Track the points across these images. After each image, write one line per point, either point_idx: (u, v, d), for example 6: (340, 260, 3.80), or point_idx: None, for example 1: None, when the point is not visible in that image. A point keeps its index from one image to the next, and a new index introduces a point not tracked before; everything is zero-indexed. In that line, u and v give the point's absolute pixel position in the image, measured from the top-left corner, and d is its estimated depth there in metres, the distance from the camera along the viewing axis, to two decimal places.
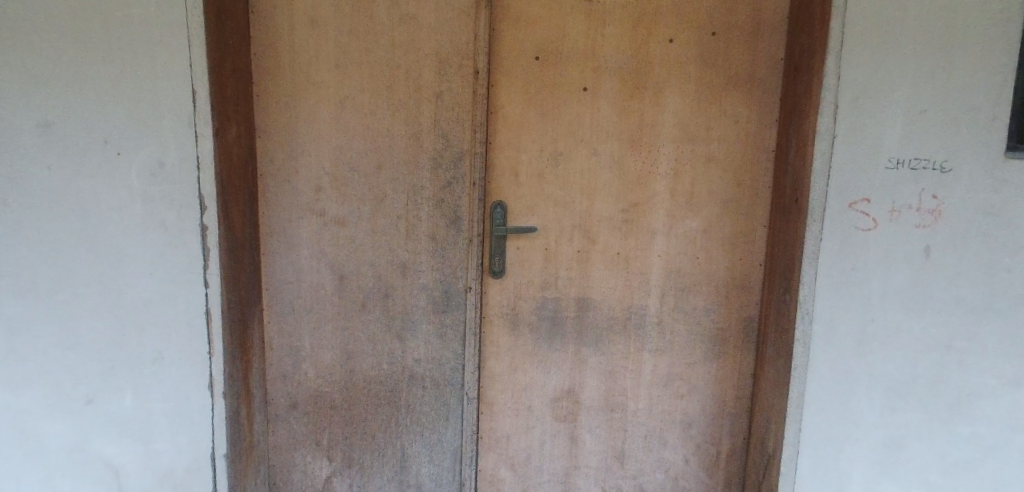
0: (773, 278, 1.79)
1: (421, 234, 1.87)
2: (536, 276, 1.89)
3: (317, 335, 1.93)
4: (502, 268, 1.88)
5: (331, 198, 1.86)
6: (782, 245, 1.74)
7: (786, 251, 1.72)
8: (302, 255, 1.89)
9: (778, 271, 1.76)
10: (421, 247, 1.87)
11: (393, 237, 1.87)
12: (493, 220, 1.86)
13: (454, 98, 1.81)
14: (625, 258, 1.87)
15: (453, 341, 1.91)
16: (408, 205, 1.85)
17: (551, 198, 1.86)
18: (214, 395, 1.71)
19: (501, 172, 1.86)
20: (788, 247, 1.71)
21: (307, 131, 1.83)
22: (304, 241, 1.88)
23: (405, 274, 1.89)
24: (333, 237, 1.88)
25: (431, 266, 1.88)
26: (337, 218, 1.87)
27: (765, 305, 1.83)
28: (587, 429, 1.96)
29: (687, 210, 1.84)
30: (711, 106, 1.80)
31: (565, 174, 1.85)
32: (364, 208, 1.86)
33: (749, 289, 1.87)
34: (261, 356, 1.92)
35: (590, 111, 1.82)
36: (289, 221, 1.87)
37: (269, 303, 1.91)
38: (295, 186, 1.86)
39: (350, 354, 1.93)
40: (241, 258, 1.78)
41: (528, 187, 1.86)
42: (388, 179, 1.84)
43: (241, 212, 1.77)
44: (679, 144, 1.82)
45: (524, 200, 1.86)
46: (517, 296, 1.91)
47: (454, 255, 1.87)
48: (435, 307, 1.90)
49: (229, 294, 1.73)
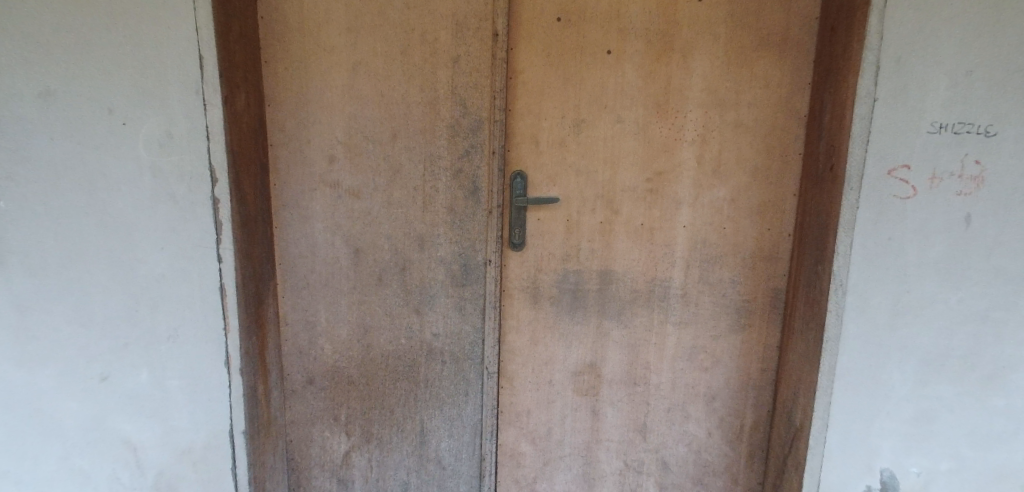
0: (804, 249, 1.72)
1: (437, 206, 1.80)
2: (557, 249, 1.83)
3: (333, 311, 1.89)
4: (522, 239, 1.82)
5: (344, 169, 1.80)
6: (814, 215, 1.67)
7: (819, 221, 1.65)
8: (315, 228, 1.84)
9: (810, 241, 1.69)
10: (439, 219, 1.81)
11: (409, 209, 1.81)
12: (513, 190, 1.79)
13: (472, 63, 1.73)
14: (649, 229, 1.81)
15: (472, 315, 1.87)
16: (425, 176, 1.79)
17: (571, 167, 1.79)
18: (231, 371, 1.68)
19: (522, 141, 1.79)
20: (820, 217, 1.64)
21: (317, 99, 1.76)
22: (318, 213, 1.83)
23: (422, 247, 1.83)
24: (347, 209, 1.82)
25: (449, 238, 1.82)
26: (351, 190, 1.80)
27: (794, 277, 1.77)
28: (608, 403, 1.92)
29: (714, 178, 1.78)
30: (741, 70, 1.72)
31: (589, 142, 1.77)
32: (379, 179, 1.79)
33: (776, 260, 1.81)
34: (275, 332, 1.88)
35: (615, 75, 1.74)
36: (302, 193, 1.82)
37: (283, 277, 1.87)
38: (306, 157, 1.79)
39: (367, 328, 1.89)
40: (254, 232, 1.73)
41: (548, 156, 1.79)
42: (401, 148, 1.77)
43: (252, 184, 1.71)
44: (708, 109, 1.74)
45: (546, 169, 1.79)
46: (537, 269, 1.85)
47: (473, 227, 1.81)
48: (453, 281, 1.85)
49: (244, 268, 1.69)
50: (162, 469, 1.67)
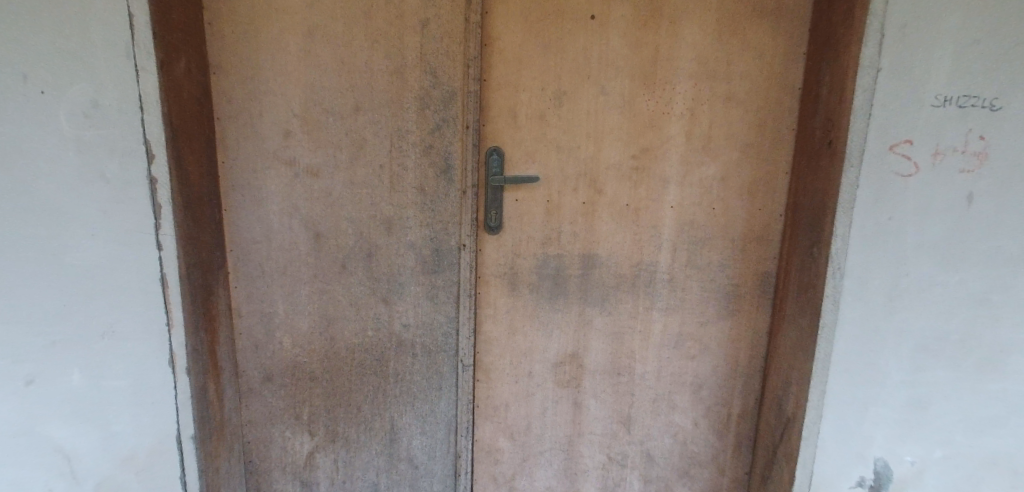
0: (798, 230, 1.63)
1: (406, 186, 1.65)
2: (536, 232, 1.70)
3: (293, 301, 1.73)
4: (499, 222, 1.68)
5: (302, 145, 1.62)
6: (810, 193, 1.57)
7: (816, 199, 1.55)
8: (270, 210, 1.67)
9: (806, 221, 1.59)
10: (408, 201, 1.65)
11: (375, 189, 1.65)
12: (489, 168, 1.65)
13: (443, 27, 1.57)
14: (634, 209, 1.70)
15: (445, 304, 1.72)
16: (391, 152, 1.63)
17: (552, 143, 1.65)
18: (175, 371, 1.53)
19: (498, 114, 1.64)
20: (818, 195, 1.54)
21: (270, 66, 1.58)
22: (273, 194, 1.66)
23: (390, 231, 1.68)
24: (305, 189, 1.65)
25: (419, 221, 1.67)
26: (310, 168, 1.64)
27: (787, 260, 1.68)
28: (591, 395, 1.82)
29: (703, 155, 1.67)
30: (733, 38, 1.60)
31: (571, 115, 1.64)
32: (341, 156, 1.63)
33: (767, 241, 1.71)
34: (228, 325, 1.71)
35: (599, 42, 1.60)
36: (255, 171, 1.64)
37: (236, 265, 1.70)
38: (258, 132, 1.62)
39: (330, 319, 1.74)
40: (201, 216, 1.56)
41: (527, 131, 1.65)
42: (365, 122, 1.61)
43: (197, 162, 1.54)
44: (698, 81, 1.62)
45: (525, 145, 1.65)
46: (515, 253, 1.72)
47: (446, 209, 1.66)
48: (425, 268, 1.70)
49: (189, 256, 1.53)
50: (104, 478, 1.49)
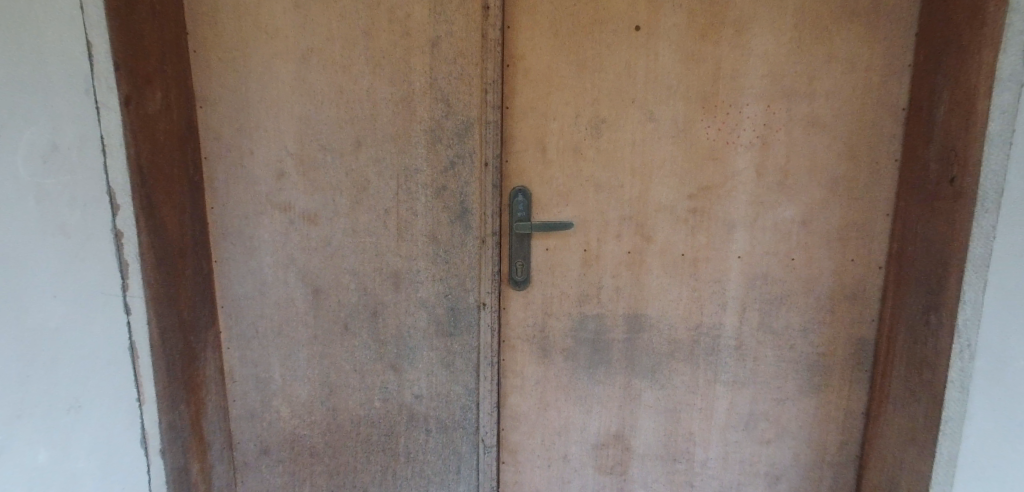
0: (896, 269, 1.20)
1: (416, 234, 1.39)
2: (571, 287, 1.41)
3: (290, 365, 1.50)
4: (526, 275, 1.41)
5: (297, 188, 1.41)
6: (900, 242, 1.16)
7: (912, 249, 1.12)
8: (263, 262, 1.45)
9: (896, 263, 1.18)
10: (418, 251, 1.40)
11: (380, 238, 1.40)
12: (513, 211, 1.38)
13: (456, 46, 1.33)
14: (691, 261, 1.38)
15: (463, 373, 1.45)
16: (398, 195, 1.38)
17: (588, 182, 1.37)
18: (148, 453, 1.30)
19: (523, 148, 1.37)
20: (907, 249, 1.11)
21: (261, 99, 1.38)
22: (267, 244, 1.44)
23: (397, 287, 1.42)
24: (302, 238, 1.43)
25: (431, 275, 1.41)
26: (306, 214, 1.41)
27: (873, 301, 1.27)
28: (640, 484, 1.49)
29: (778, 194, 1.34)
30: (815, 48, 1.29)
31: (611, 148, 1.35)
32: (341, 199, 1.40)
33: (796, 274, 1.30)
34: (216, 392, 1.49)
35: (645, 59, 1.32)
36: (246, 218, 1.44)
37: (227, 323, 1.49)
38: (249, 173, 1.42)
39: (332, 387, 1.50)
40: (179, 271, 1.36)
41: (558, 167, 1.37)
42: (368, 159, 1.38)
43: (175, 209, 1.34)
44: (770, 102, 1.31)
45: (556, 185, 1.37)
46: (546, 313, 1.43)
47: (462, 261, 1.40)
48: (438, 330, 1.43)
49: (163, 319, 1.31)
50: None
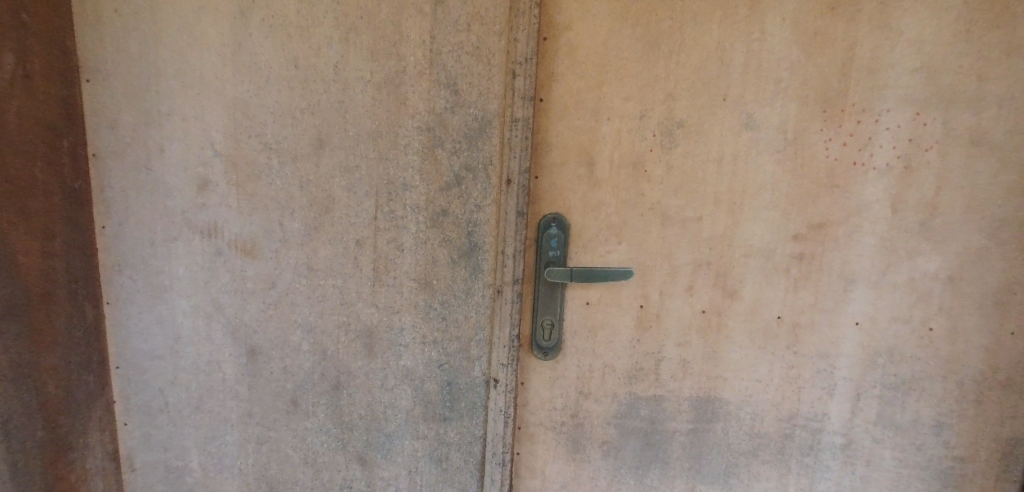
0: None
1: (401, 277, 0.96)
2: (619, 358, 1.01)
3: (213, 453, 1.06)
4: (557, 340, 1.00)
5: (228, 204, 0.96)
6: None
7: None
8: (177, 307, 1.01)
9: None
10: (403, 301, 0.97)
11: (348, 281, 0.97)
12: (543, 249, 0.97)
13: (472, 7, 0.90)
14: (790, 326, 0.99)
15: (460, 473, 1.02)
16: (377, 220, 0.95)
17: (652, 211, 0.96)
18: None
19: (562, 159, 0.96)
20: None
21: (177, 70, 0.93)
22: (182, 282, 1.00)
23: (371, 350, 0.99)
24: (234, 274, 0.98)
25: (421, 336, 0.98)
26: (240, 241, 0.97)
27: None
28: None
29: (919, 238, 0.95)
30: (989, 34, 0.89)
31: (689, 165, 0.95)
32: (292, 223, 0.96)
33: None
34: (103, 489, 1.04)
35: (745, 40, 0.91)
36: (154, 244, 0.99)
37: (124, 391, 1.04)
38: (160, 179, 0.97)
39: (272, 483, 1.06)
40: (40, 325, 0.90)
41: (611, 188, 0.96)
42: (334, 167, 0.94)
43: (34, 232, 0.88)
44: (919, 109, 0.92)
45: (606, 214, 0.97)
46: (581, 392, 1.02)
47: (467, 319, 0.97)
48: (428, 412, 1.00)
49: (7, 400, 0.86)
50: None
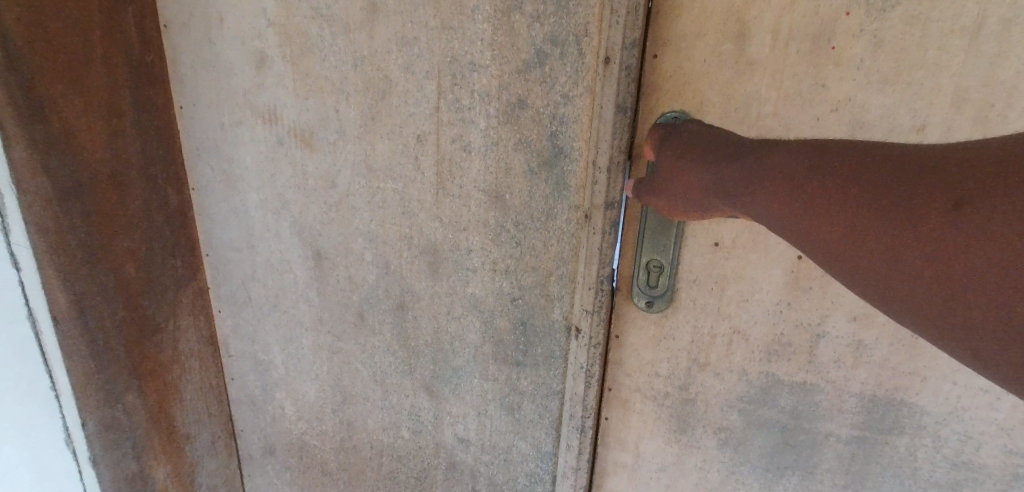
0: (734, 173, 0.54)
1: (467, 186, 0.76)
2: (755, 324, 0.71)
3: (292, 353, 1.01)
4: (666, 287, 0.73)
5: (284, 84, 0.82)
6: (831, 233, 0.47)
7: (898, 189, 0.44)
8: (249, 199, 0.92)
9: (765, 207, 0.51)
10: (469, 217, 0.77)
11: (408, 186, 0.79)
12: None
13: None
14: None
15: (533, 428, 0.84)
16: (439, 110, 0.74)
17: (837, 115, 0.64)
18: (78, 458, 0.91)
19: (698, 30, 0.66)
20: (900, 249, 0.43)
21: None
22: (251, 172, 0.90)
23: (436, 271, 0.82)
24: (296, 168, 0.86)
25: (490, 262, 0.78)
26: (299, 130, 0.84)
27: (708, 215, 0.59)
28: None
29: None
30: None
31: (908, 40, 0.60)
32: (348, 110, 0.79)
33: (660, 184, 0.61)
34: (200, 371, 1.06)
35: None
36: (223, 128, 0.90)
37: (214, 278, 1.02)
38: (221, 54, 0.86)
39: (345, 395, 0.98)
40: (110, 205, 0.87)
41: (772, 77, 0.65)
42: (390, 39, 0.73)
43: (95, 107, 0.83)
44: None
45: (759, 115, 0.67)
46: (696, 361, 0.75)
47: (545, 248, 0.74)
48: (497, 352, 0.82)
49: (81, 279, 0.85)
50: None
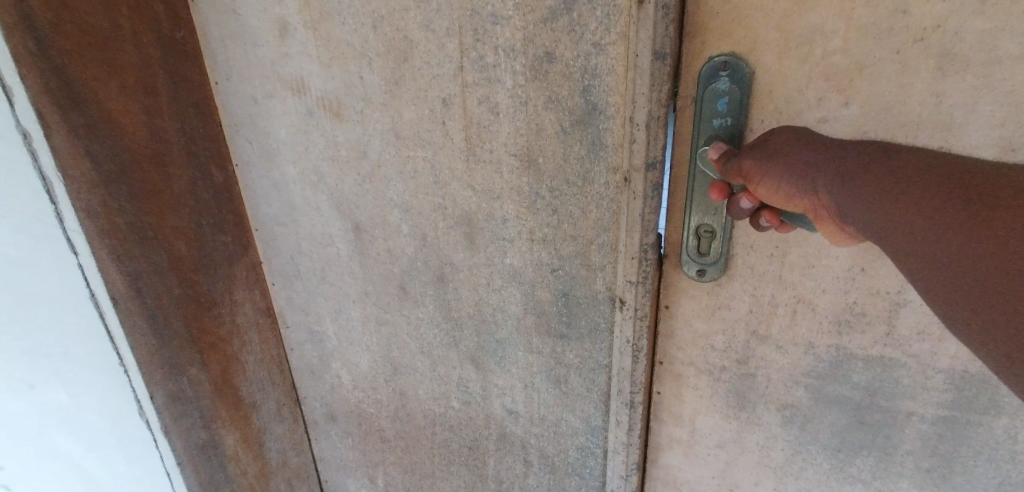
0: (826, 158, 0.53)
1: (498, 151, 0.70)
2: (823, 292, 0.64)
3: (343, 325, 1.01)
4: (718, 253, 0.66)
5: (308, 52, 0.79)
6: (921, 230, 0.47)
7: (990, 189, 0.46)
8: (287, 174, 0.91)
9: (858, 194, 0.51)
10: (503, 185, 0.72)
11: (438, 154, 0.75)
12: (703, 113, 0.63)
13: None
14: None
15: (582, 402, 0.80)
16: (463, 71, 0.68)
17: (922, 45, 0.55)
18: (153, 429, 0.95)
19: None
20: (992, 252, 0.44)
21: None
22: (286, 146, 0.89)
23: (472, 242, 0.78)
24: (327, 139, 0.83)
25: (527, 232, 0.73)
26: (326, 99, 0.81)
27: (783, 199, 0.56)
28: None
29: None
30: None
31: None
32: (372, 76, 0.75)
33: (748, 160, 0.57)
34: (260, 343, 1.08)
35: None
36: (257, 101, 0.88)
37: (265, 251, 1.03)
38: (246, 24, 0.83)
39: (395, 366, 0.98)
40: (155, 185, 0.89)
41: (839, 6, 0.56)
42: None
43: (130, 88, 0.83)
44: None
45: (824, 54, 0.58)
46: (755, 332, 0.69)
47: (584, 215, 0.68)
48: (540, 324, 0.78)
49: (133, 259, 0.87)
50: None
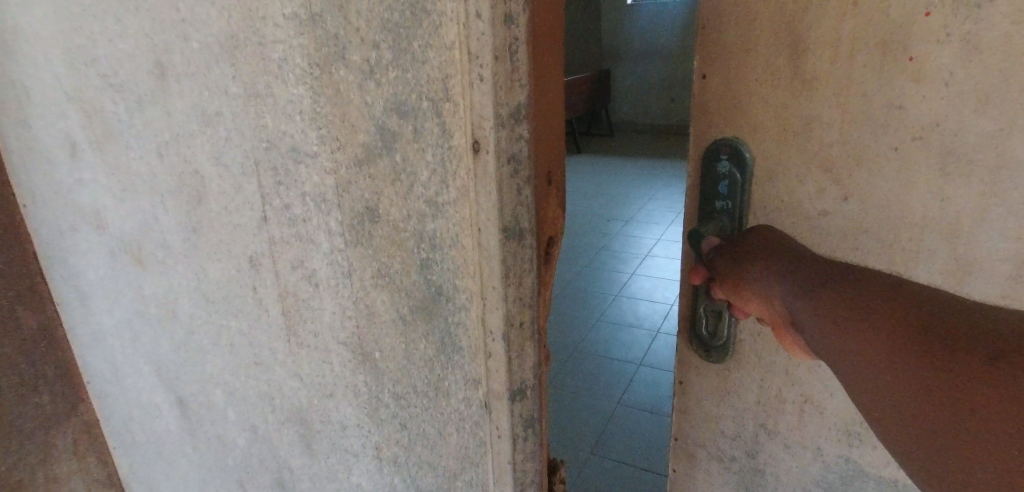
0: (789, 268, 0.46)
1: (323, 334, 0.48)
2: (833, 396, 0.58)
3: None
4: (726, 337, 0.61)
5: (99, 180, 0.58)
6: (839, 338, 0.40)
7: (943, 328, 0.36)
8: (103, 324, 0.70)
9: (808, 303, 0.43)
10: (334, 380, 0.49)
11: (255, 328, 0.53)
12: (704, 191, 0.58)
13: None
14: None
15: None
16: (267, 223, 0.47)
17: (926, 142, 0.48)
18: None
19: (746, 30, 0.53)
20: (920, 396, 0.35)
21: None
22: (97, 291, 0.68)
23: (309, 447, 0.55)
24: (134, 290, 0.62)
25: (373, 446, 0.50)
26: (125, 241, 0.59)
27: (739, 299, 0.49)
28: None
29: None
30: None
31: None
32: (167, 218, 0.54)
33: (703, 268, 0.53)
34: None
35: None
36: (62, 234, 0.68)
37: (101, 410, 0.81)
38: (37, 140, 0.63)
39: None
40: None
41: (833, 90, 0.50)
42: (190, 114, 0.47)
43: None
44: None
45: (822, 144, 0.52)
46: (763, 426, 0.63)
47: (441, 439, 0.45)
48: None
49: None
50: None
